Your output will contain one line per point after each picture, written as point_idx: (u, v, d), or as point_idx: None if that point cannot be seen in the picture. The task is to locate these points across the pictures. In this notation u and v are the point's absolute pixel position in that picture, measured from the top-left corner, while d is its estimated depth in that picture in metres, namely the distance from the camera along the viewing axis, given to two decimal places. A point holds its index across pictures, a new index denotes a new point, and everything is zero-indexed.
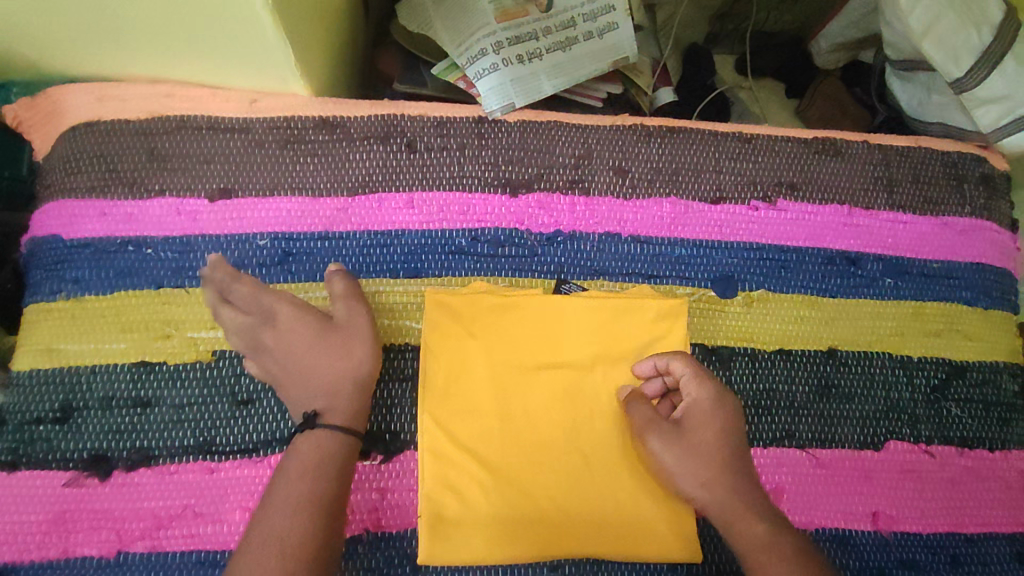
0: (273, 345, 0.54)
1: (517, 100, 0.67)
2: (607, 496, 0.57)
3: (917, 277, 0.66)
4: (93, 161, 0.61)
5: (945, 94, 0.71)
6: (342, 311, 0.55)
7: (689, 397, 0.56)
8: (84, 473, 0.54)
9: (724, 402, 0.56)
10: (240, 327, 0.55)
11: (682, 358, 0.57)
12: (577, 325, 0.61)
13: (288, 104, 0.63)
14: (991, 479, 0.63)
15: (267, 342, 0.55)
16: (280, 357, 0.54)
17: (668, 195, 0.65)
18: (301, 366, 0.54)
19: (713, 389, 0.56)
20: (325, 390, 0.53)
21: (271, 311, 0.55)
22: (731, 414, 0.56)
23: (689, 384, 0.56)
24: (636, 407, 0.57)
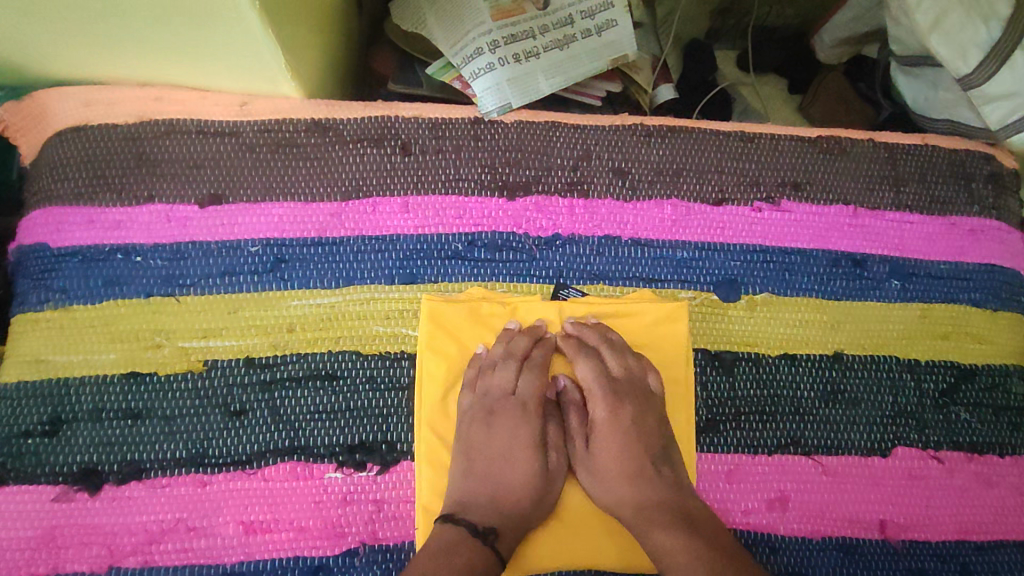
0: (486, 435, 0.56)
1: (514, 100, 0.65)
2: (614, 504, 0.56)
3: (924, 279, 0.64)
4: (81, 167, 0.59)
5: (951, 89, 0.69)
6: (552, 457, 0.58)
7: (596, 407, 0.58)
8: (73, 487, 0.53)
9: (627, 403, 0.57)
10: (498, 396, 0.57)
11: (585, 359, 0.58)
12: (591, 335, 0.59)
13: (280, 107, 0.61)
14: (1001, 485, 0.61)
15: (489, 429, 0.56)
16: (513, 448, 0.56)
17: (669, 196, 0.64)
18: (471, 463, 0.55)
19: (618, 389, 0.57)
20: (483, 492, 0.54)
21: (527, 405, 0.58)
22: (636, 415, 0.57)
23: (594, 387, 0.58)
24: (568, 411, 0.60)
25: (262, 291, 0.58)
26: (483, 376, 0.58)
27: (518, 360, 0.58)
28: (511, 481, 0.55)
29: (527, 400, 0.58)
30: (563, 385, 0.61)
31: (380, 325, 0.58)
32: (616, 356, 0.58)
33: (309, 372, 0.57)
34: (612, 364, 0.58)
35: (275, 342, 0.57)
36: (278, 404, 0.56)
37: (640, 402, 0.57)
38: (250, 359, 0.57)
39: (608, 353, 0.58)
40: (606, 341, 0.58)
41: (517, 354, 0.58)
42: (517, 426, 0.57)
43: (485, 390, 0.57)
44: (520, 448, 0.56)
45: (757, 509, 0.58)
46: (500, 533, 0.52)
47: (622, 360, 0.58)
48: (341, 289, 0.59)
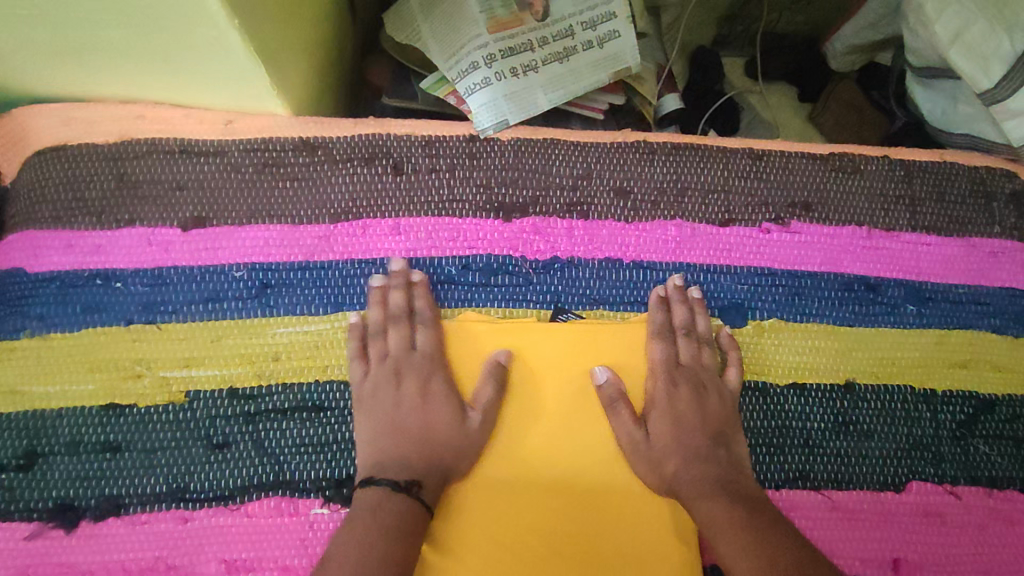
0: (394, 396, 0.54)
1: (510, 116, 0.62)
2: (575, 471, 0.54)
3: (941, 304, 0.61)
4: (59, 189, 0.57)
5: (972, 103, 0.66)
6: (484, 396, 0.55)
7: (654, 380, 0.57)
8: (48, 524, 0.51)
9: (687, 384, 0.57)
10: (398, 356, 0.55)
11: (661, 339, 0.58)
12: (593, 330, 0.58)
13: (267, 125, 0.59)
14: (1023, 522, 0.58)
15: (399, 389, 0.55)
16: (427, 397, 0.55)
17: (673, 217, 0.61)
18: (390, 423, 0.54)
19: (681, 373, 0.57)
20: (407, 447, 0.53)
21: (432, 356, 0.56)
22: (694, 396, 0.56)
23: (658, 367, 0.57)
24: (617, 406, 0.55)
25: (247, 318, 0.56)
26: (383, 338, 0.56)
27: (405, 318, 0.56)
28: (430, 434, 0.53)
29: (430, 354, 0.56)
30: (601, 380, 0.56)
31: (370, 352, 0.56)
32: (689, 338, 0.58)
33: (295, 403, 0.55)
34: (681, 348, 0.58)
35: (259, 371, 0.55)
36: (262, 436, 0.54)
37: (700, 384, 0.57)
38: (234, 389, 0.54)
39: (685, 335, 0.58)
40: (691, 323, 0.58)
41: (401, 312, 0.56)
42: (427, 380, 0.55)
43: (385, 355, 0.56)
44: (436, 396, 0.55)
45: None
46: (423, 483, 0.51)
47: (694, 349, 0.58)
48: (330, 314, 0.56)
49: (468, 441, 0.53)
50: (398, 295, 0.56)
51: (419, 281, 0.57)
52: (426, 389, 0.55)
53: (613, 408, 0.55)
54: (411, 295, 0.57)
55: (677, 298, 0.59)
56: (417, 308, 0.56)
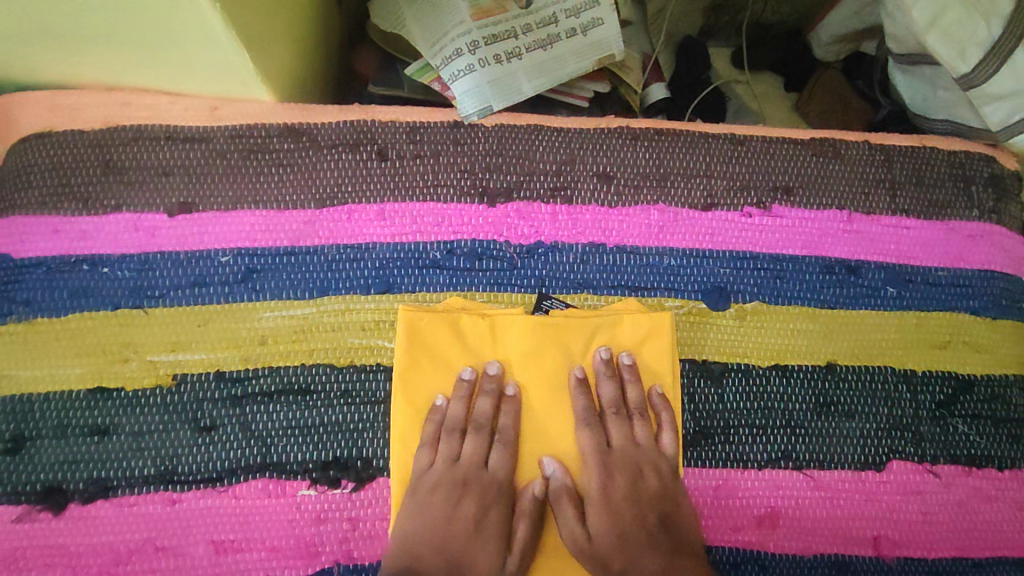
0: (446, 513, 0.54)
1: (495, 102, 0.63)
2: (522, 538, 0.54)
3: (921, 287, 0.62)
4: (46, 175, 0.58)
5: (951, 89, 0.67)
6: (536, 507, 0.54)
7: (589, 476, 0.56)
8: (37, 507, 0.52)
9: (622, 473, 0.56)
10: (467, 467, 0.55)
11: (588, 422, 0.56)
12: (559, 369, 0.57)
13: (252, 111, 0.60)
14: (1001, 500, 0.59)
15: (456, 505, 0.54)
16: (481, 526, 0.54)
17: (656, 201, 0.61)
18: (433, 515, 0.53)
19: (613, 459, 0.56)
20: (434, 549, 0.52)
21: (465, 477, 0.55)
22: (626, 484, 0.56)
23: (590, 454, 0.55)
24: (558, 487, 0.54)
25: (233, 302, 0.56)
26: (451, 440, 0.55)
27: (486, 429, 0.56)
28: (471, 557, 0.53)
29: (501, 480, 0.55)
30: (548, 473, 0.55)
31: (355, 336, 0.56)
32: (621, 418, 0.58)
33: (282, 386, 0.55)
34: (613, 430, 0.57)
35: (246, 355, 0.55)
36: (250, 419, 0.54)
37: (635, 471, 0.56)
38: (221, 373, 0.55)
39: (616, 415, 0.58)
40: (618, 399, 0.57)
41: (485, 422, 0.56)
42: (483, 509, 0.54)
43: (453, 458, 0.55)
44: (491, 527, 0.54)
45: (747, 526, 0.56)
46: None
47: (625, 430, 0.57)
48: (315, 299, 0.57)
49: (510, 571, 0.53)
50: (486, 401, 0.56)
51: (513, 394, 0.56)
52: (483, 517, 0.54)
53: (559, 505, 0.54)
54: (498, 408, 0.56)
55: (606, 371, 0.57)
56: (501, 425, 0.55)
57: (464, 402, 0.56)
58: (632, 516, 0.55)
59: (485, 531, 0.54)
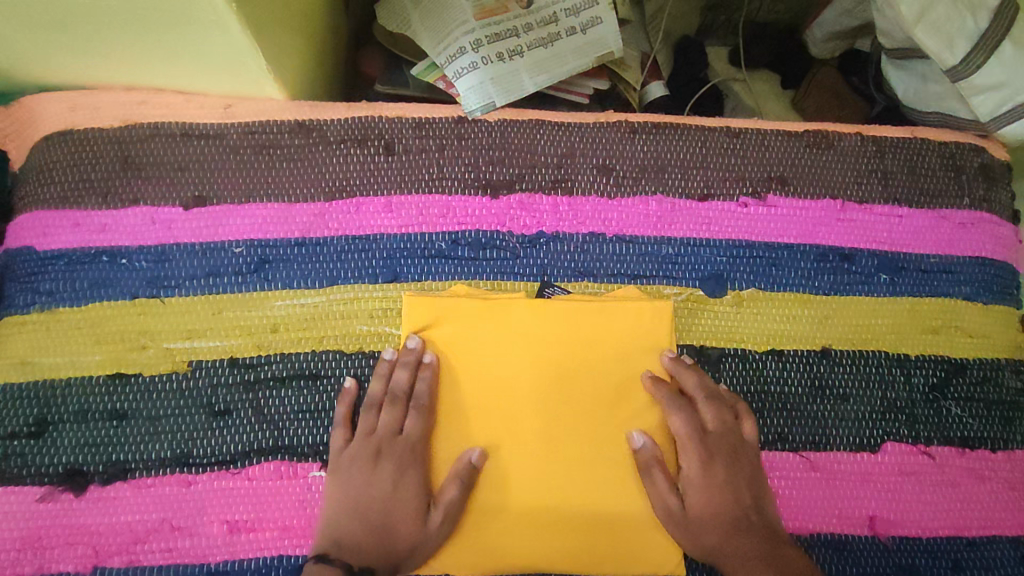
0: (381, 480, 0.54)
1: (497, 98, 0.65)
2: (520, 517, 0.55)
3: (914, 273, 0.64)
4: (66, 171, 0.60)
5: (942, 81, 0.68)
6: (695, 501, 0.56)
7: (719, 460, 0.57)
8: (59, 488, 0.54)
9: (717, 455, 0.57)
10: (383, 437, 0.55)
11: (682, 411, 0.57)
12: (499, 337, 0.58)
13: (264, 109, 0.62)
14: (994, 481, 0.60)
15: (407, 479, 0.55)
16: (399, 488, 0.54)
17: (655, 193, 0.63)
18: (354, 484, 0.54)
19: (732, 441, 0.57)
20: (354, 520, 0.53)
21: (378, 449, 0.55)
22: (727, 466, 0.56)
23: (686, 438, 0.57)
24: (654, 471, 0.56)
25: (246, 291, 0.58)
26: (368, 416, 0.56)
27: (403, 400, 0.56)
28: (395, 523, 0.53)
29: (415, 442, 0.55)
30: (638, 446, 0.56)
31: (364, 323, 0.59)
32: (713, 403, 0.57)
33: (294, 372, 0.57)
34: (709, 416, 0.57)
35: (259, 342, 0.57)
36: (262, 404, 0.56)
37: (732, 457, 0.57)
38: (234, 359, 0.57)
39: (706, 400, 0.57)
40: (706, 388, 0.58)
41: (401, 394, 0.56)
42: (400, 473, 0.55)
43: (371, 430, 0.56)
44: (408, 492, 0.54)
45: None
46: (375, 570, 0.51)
47: (719, 414, 0.57)
48: (324, 288, 0.59)
49: (430, 536, 0.53)
50: (403, 372, 0.56)
51: (430, 362, 0.57)
52: (398, 479, 0.55)
53: (650, 475, 0.56)
54: (415, 377, 0.56)
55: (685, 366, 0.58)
56: (417, 392, 0.56)
57: (383, 379, 0.57)
58: (729, 496, 0.56)
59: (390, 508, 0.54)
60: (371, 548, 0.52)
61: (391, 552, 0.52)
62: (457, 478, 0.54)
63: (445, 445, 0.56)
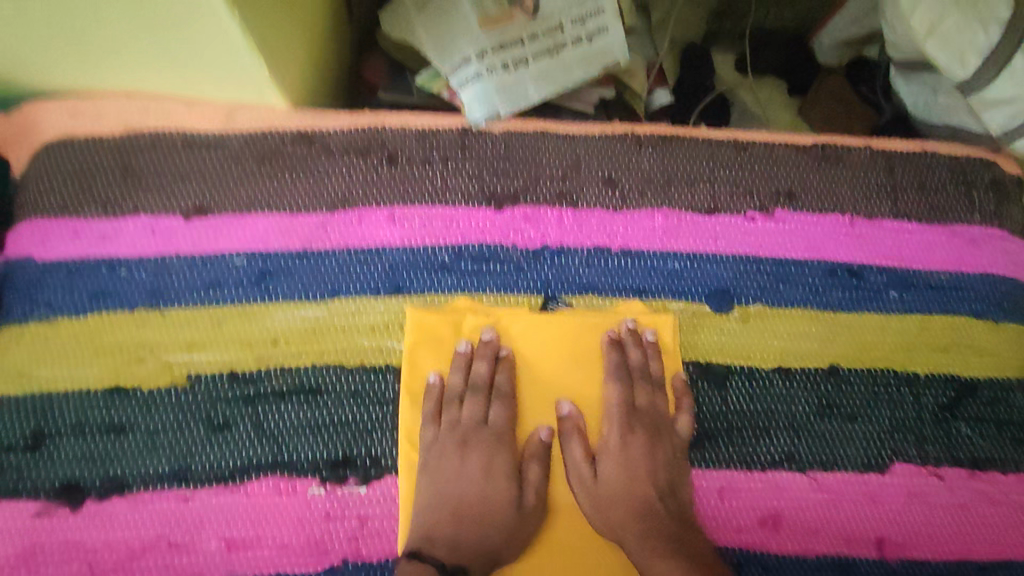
0: (466, 471, 0.55)
1: (502, 109, 0.64)
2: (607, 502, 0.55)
3: (923, 290, 0.63)
4: (65, 180, 0.59)
5: (951, 95, 0.68)
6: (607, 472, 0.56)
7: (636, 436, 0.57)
8: (55, 502, 0.53)
9: (641, 431, 0.57)
10: (468, 428, 0.56)
11: (619, 383, 0.57)
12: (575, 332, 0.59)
13: (266, 118, 0.61)
14: (1004, 503, 0.59)
15: (498, 469, 0.56)
16: (489, 478, 0.56)
17: (661, 206, 0.62)
18: (444, 479, 0.55)
19: (653, 421, 0.57)
20: (447, 514, 0.54)
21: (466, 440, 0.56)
22: (645, 445, 0.57)
23: (613, 409, 0.57)
24: (573, 439, 0.55)
25: (246, 303, 0.57)
26: (450, 411, 0.57)
27: (484, 390, 0.57)
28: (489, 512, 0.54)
29: (501, 432, 0.57)
30: (565, 413, 0.56)
31: (365, 337, 0.58)
32: (647, 382, 0.58)
33: (294, 387, 0.56)
34: (639, 392, 0.58)
35: (259, 356, 0.57)
36: (261, 419, 0.55)
37: (653, 433, 0.57)
38: (234, 373, 0.56)
39: (641, 377, 0.58)
40: (645, 365, 0.58)
41: (481, 385, 0.57)
42: (488, 462, 0.56)
43: (455, 424, 0.57)
44: (499, 481, 0.55)
45: (749, 526, 0.57)
46: (466, 568, 0.51)
47: (650, 394, 0.58)
48: (326, 301, 0.58)
49: (525, 519, 0.54)
50: (482, 364, 0.57)
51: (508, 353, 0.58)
52: (484, 469, 0.56)
53: (567, 443, 0.55)
54: (495, 369, 0.58)
55: (634, 342, 0.58)
56: (497, 383, 0.57)
57: (462, 372, 0.58)
58: (646, 475, 0.56)
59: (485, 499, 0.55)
60: (473, 544, 0.53)
61: (487, 542, 0.52)
62: (535, 457, 0.56)
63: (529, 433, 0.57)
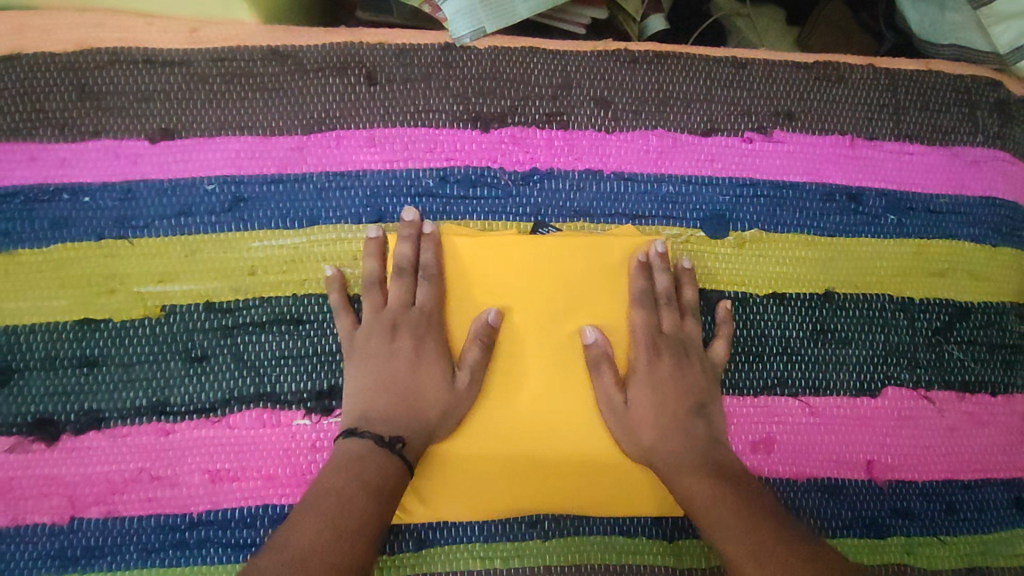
0: (395, 357, 0.53)
1: (489, 24, 0.58)
2: (545, 398, 0.53)
3: (922, 214, 0.61)
4: (17, 100, 0.55)
5: (960, 10, 0.63)
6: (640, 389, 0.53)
7: (664, 353, 0.55)
8: (29, 438, 0.51)
9: (670, 354, 0.55)
10: (395, 312, 0.54)
11: (642, 304, 0.55)
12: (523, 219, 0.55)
13: (233, 34, 0.57)
14: (992, 424, 0.60)
15: (420, 353, 0.53)
16: (419, 357, 0.53)
17: (655, 127, 0.60)
18: (373, 362, 0.52)
19: (685, 344, 0.55)
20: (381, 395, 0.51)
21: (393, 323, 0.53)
22: (678, 365, 0.54)
23: (641, 333, 0.55)
24: (601, 367, 0.53)
25: (220, 231, 0.55)
26: (372, 298, 0.54)
27: (411, 272, 0.54)
28: (418, 397, 0.52)
29: (429, 314, 0.54)
30: (590, 340, 0.53)
31: (348, 266, 0.55)
32: (672, 306, 0.56)
33: (274, 316, 0.54)
34: (665, 316, 0.56)
35: (236, 285, 0.54)
36: (241, 349, 0.53)
37: (683, 354, 0.55)
38: (211, 303, 0.54)
39: (666, 302, 0.56)
40: (672, 288, 0.56)
41: (405, 266, 0.54)
42: (417, 343, 0.53)
43: (382, 307, 0.54)
44: (427, 364, 0.53)
45: (742, 451, 0.57)
46: (408, 439, 0.50)
47: (677, 317, 0.56)
48: (305, 229, 0.55)
49: (458, 398, 0.52)
50: (405, 247, 0.54)
51: (431, 232, 0.54)
52: (414, 351, 0.53)
53: (596, 370, 0.53)
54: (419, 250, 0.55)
55: (661, 264, 0.56)
56: (422, 261, 0.54)
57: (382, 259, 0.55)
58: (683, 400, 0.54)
59: (420, 383, 0.52)
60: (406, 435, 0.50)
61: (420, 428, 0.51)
62: (475, 341, 0.53)
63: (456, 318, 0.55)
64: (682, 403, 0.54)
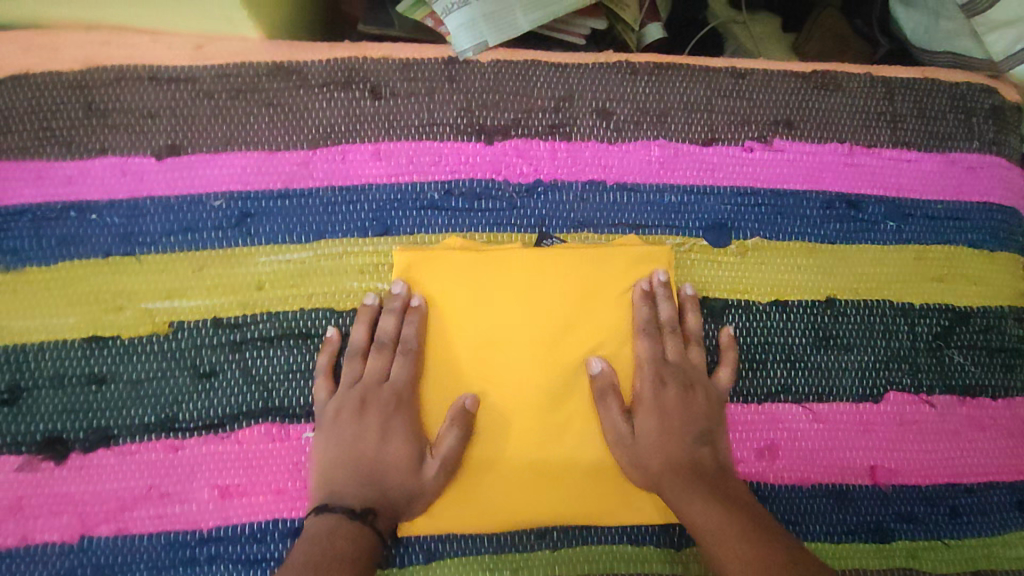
0: (372, 429, 0.52)
1: (490, 37, 0.59)
2: (520, 469, 0.53)
3: (921, 220, 0.62)
4: (24, 118, 0.55)
5: (955, 18, 0.65)
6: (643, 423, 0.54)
7: (670, 383, 0.55)
8: (39, 456, 0.52)
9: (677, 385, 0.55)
10: (368, 385, 0.53)
11: (646, 333, 0.55)
12: (511, 281, 0.55)
13: (238, 49, 0.57)
14: (993, 428, 0.60)
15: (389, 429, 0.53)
16: (390, 434, 0.52)
17: (657, 138, 0.60)
18: (342, 437, 0.52)
19: (689, 372, 0.55)
20: (345, 471, 0.51)
21: (365, 397, 0.53)
22: (683, 397, 0.55)
23: (646, 363, 0.55)
24: (608, 399, 0.54)
25: (227, 247, 0.55)
26: (353, 366, 0.54)
27: (391, 346, 0.54)
28: (385, 473, 0.51)
29: (403, 391, 0.53)
30: (595, 370, 0.54)
31: (355, 280, 0.56)
32: (676, 338, 0.56)
33: (283, 331, 0.54)
34: (669, 346, 0.56)
35: (244, 300, 0.54)
36: (250, 364, 0.54)
37: (688, 384, 0.55)
38: (218, 319, 0.54)
39: (671, 331, 0.56)
40: (676, 319, 0.56)
41: (386, 340, 0.54)
42: (387, 419, 0.53)
43: (357, 378, 0.54)
44: (398, 438, 0.52)
45: (748, 459, 0.57)
46: (377, 511, 0.50)
47: (681, 346, 0.56)
48: (312, 243, 0.55)
49: (426, 484, 0.51)
50: (389, 319, 0.54)
51: (417, 306, 0.54)
52: (387, 428, 0.53)
53: (603, 402, 0.54)
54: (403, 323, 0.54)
55: (664, 294, 0.56)
56: (404, 336, 0.54)
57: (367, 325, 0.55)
58: (688, 429, 0.54)
59: (390, 461, 0.52)
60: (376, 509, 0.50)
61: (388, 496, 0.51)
62: (452, 424, 0.52)
63: (435, 389, 0.54)
64: (687, 431, 0.54)
